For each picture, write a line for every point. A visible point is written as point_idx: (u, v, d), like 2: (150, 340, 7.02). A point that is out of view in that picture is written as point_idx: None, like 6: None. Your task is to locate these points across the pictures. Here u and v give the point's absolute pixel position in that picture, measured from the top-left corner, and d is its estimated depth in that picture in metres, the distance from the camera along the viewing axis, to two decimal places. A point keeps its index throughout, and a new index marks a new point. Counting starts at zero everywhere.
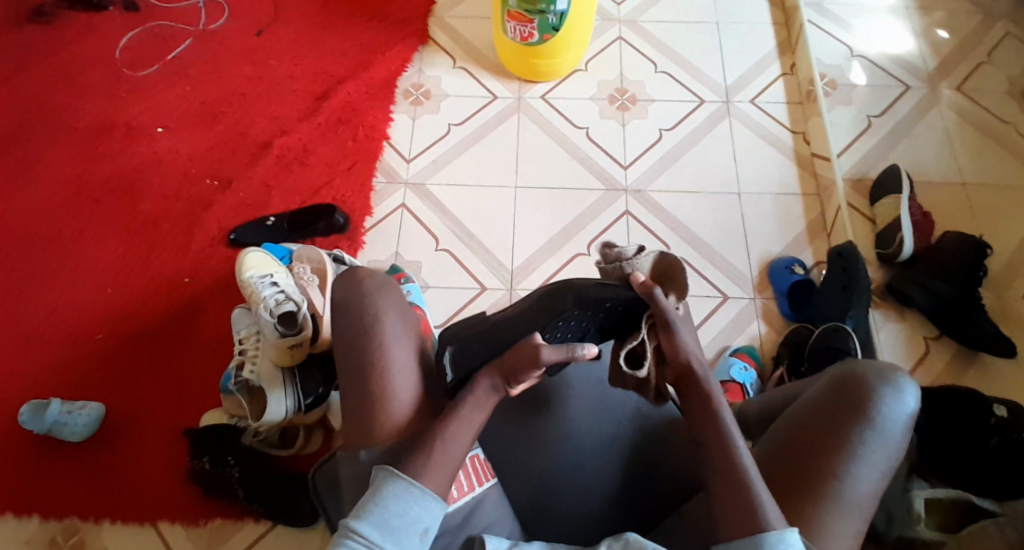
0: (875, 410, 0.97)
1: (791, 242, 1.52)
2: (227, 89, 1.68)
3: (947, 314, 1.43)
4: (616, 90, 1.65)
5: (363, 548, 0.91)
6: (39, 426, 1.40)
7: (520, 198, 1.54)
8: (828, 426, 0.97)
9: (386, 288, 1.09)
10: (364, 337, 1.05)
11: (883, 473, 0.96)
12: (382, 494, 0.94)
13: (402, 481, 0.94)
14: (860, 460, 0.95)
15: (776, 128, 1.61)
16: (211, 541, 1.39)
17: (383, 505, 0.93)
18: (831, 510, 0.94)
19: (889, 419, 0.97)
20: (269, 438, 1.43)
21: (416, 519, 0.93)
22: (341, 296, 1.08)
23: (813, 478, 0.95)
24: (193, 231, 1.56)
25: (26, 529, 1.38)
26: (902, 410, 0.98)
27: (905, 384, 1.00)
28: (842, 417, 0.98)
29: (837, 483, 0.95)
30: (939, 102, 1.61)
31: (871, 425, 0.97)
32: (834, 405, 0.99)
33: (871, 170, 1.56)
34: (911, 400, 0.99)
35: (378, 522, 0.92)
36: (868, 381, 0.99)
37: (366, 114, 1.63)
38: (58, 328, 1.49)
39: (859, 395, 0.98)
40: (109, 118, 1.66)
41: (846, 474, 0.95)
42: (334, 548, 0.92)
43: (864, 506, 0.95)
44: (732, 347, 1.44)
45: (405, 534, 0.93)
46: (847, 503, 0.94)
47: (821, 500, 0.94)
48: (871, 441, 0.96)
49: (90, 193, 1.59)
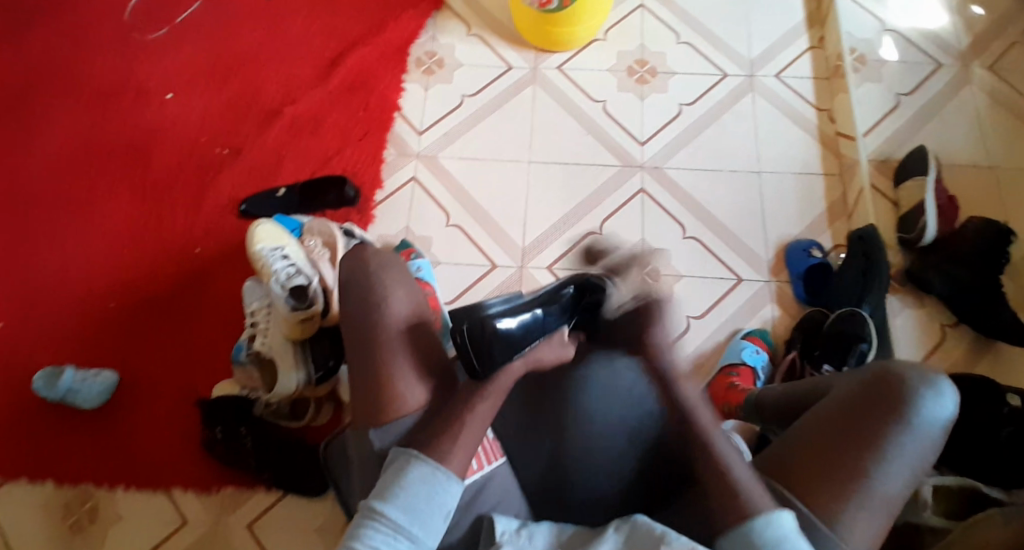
0: (912, 411, 0.94)
1: (810, 225, 1.48)
2: (235, 55, 1.66)
3: (970, 303, 1.37)
4: (636, 61, 1.62)
5: (389, 530, 0.89)
6: (52, 394, 1.40)
7: (533, 174, 1.52)
8: (860, 421, 0.95)
9: (392, 266, 1.07)
10: (368, 317, 1.03)
11: (914, 474, 0.93)
12: (407, 477, 0.92)
13: (428, 465, 0.92)
14: (890, 460, 0.93)
15: (800, 103, 1.58)
16: (223, 508, 1.39)
17: (409, 488, 0.91)
18: (854, 506, 0.91)
19: (926, 421, 0.94)
20: (280, 410, 1.41)
21: (441, 504, 0.91)
22: (346, 276, 1.07)
23: (840, 476, 0.92)
24: (200, 200, 1.55)
25: (41, 494, 1.39)
26: (940, 414, 0.95)
27: (945, 386, 0.96)
28: (876, 414, 0.95)
29: (865, 484, 0.92)
30: (971, 81, 1.56)
31: (906, 426, 0.94)
32: (868, 401, 0.96)
33: (898, 151, 1.51)
34: (950, 403, 0.95)
35: (404, 505, 0.90)
36: (907, 380, 0.96)
37: (375, 83, 1.61)
38: (68, 295, 1.49)
39: (896, 395, 0.95)
40: (118, 83, 1.65)
41: (873, 475, 0.92)
42: (358, 529, 0.90)
43: (890, 508, 0.92)
44: (744, 330, 1.40)
45: (431, 518, 0.90)
46: (873, 502, 0.92)
47: (845, 495, 0.91)
48: (904, 442, 0.93)
49: (99, 159, 1.58)
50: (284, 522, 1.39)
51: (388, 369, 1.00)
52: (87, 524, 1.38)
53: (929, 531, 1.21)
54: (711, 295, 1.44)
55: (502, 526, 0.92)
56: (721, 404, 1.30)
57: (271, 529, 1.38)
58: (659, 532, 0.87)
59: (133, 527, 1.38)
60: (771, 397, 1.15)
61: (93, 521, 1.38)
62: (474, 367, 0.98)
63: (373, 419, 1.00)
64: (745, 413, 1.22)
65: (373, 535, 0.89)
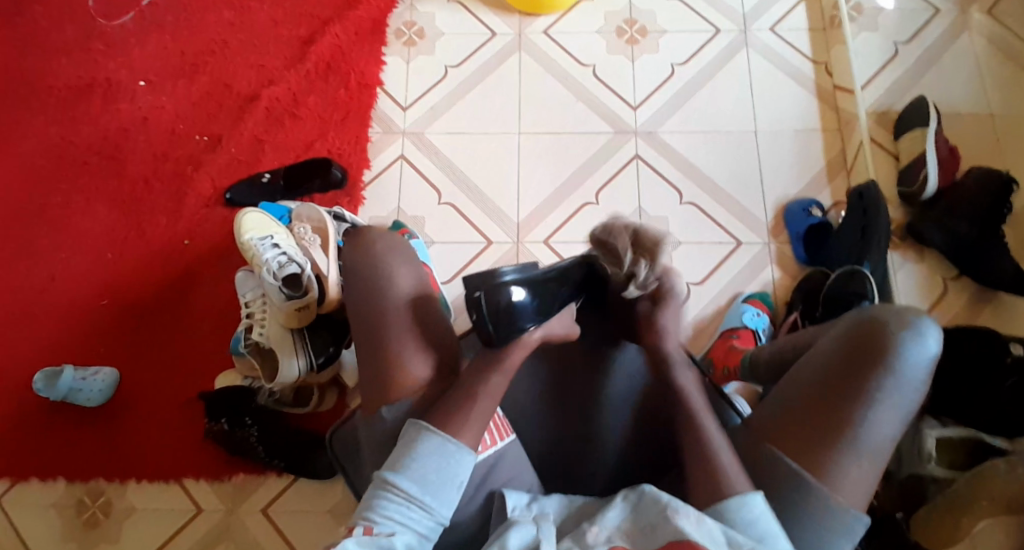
0: (894, 355, 0.91)
1: (808, 183, 1.45)
2: (208, 36, 1.61)
3: (971, 254, 1.35)
4: (624, 21, 1.56)
5: (402, 500, 0.90)
6: (54, 393, 1.39)
7: (524, 146, 1.48)
8: (843, 370, 0.92)
9: (394, 248, 1.05)
10: (374, 299, 1.02)
11: (902, 418, 0.91)
12: (417, 450, 0.92)
13: (438, 438, 0.93)
14: (875, 405, 0.90)
15: (797, 59, 1.53)
16: (236, 495, 1.40)
17: (420, 460, 0.92)
18: (843, 455, 0.89)
19: (910, 365, 0.91)
20: (284, 398, 1.42)
21: (453, 475, 0.92)
22: (349, 261, 1.05)
23: (824, 428, 0.91)
24: (187, 190, 1.52)
25: (54, 493, 1.40)
26: (923, 355, 0.92)
27: (925, 326, 0.93)
28: (857, 361, 0.92)
29: (849, 436, 0.90)
30: (970, 26, 1.50)
31: (890, 373, 0.90)
32: (849, 350, 0.93)
33: (897, 102, 1.47)
34: (934, 344, 0.92)
35: (416, 477, 0.91)
36: (886, 324, 0.93)
37: (356, 58, 1.56)
38: (61, 294, 1.48)
39: (878, 342, 0.92)
40: (90, 72, 1.60)
41: (859, 422, 0.90)
42: (372, 500, 0.91)
43: (877, 458, 0.90)
44: (745, 294, 1.39)
45: (444, 489, 0.91)
46: (862, 449, 0.89)
47: (832, 445, 0.90)
48: (888, 389, 0.90)
49: (79, 154, 1.55)
50: (297, 506, 1.40)
51: (390, 348, 1.00)
52: (101, 519, 1.39)
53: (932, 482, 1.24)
54: (711, 260, 1.42)
55: (513, 502, 0.94)
56: (722, 369, 1.28)
57: (285, 513, 1.39)
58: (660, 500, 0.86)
59: (149, 519, 1.39)
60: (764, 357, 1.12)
61: (107, 515, 1.39)
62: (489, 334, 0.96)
63: (382, 397, 1.00)
64: (743, 376, 1.20)
65: (387, 504, 0.90)
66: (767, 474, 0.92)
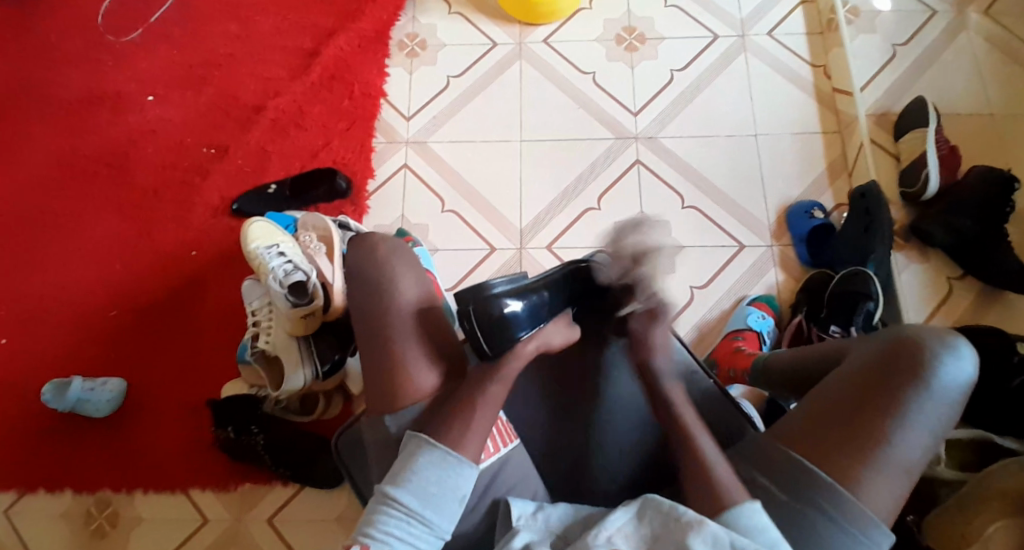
0: (930, 375, 0.94)
1: (810, 185, 1.46)
2: (213, 50, 1.63)
3: (973, 253, 1.35)
4: (623, 29, 1.58)
5: (402, 515, 0.92)
6: (62, 405, 1.40)
7: (526, 152, 1.50)
8: (879, 386, 0.94)
9: (397, 251, 1.08)
10: (378, 302, 1.04)
11: (934, 436, 0.93)
12: (418, 462, 0.94)
13: (438, 450, 0.95)
14: (910, 422, 0.93)
15: (796, 63, 1.54)
16: (243, 504, 1.40)
17: (421, 473, 0.94)
18: (873, 466, 0.92)
19: (946, 386, 0.94)
20: (289, 406, 1.44)
21: (453, 488, 0.94)
22: (352, 263, 1.07)
23: (856, 440, 0.93)
24: (194, 202, 1.54)
25: (62, 503, 1.41)
26: (959, 377, 0.95)
27: (962, 349, 0.96)
28: (895, 378, 0.94)
29: (883, 447, 0.92)
30: (966, 28, 1.51)
31: (926, 389, 0.94)
32: (888, 367, 0.95)
33: (896, 104, 1.48)
34: (970, 364, 0.96)
35: (416, 491, 0.93)
36: (924, 344, 0.96)
37: (359, 70, 1.58)
38: (69, 306, 1.49)
39: (916, 359, 0.95)
40: (98, 87, 1.63)
41: (892, 437, 0.92)
42: (373, 515, 0.93)
43: (906, 472, 0.92)
44: (750, 297, 1.39)
45: (445, 503, 0.93)
46: (894, 462, 0.92)
47: (863, 457, 0.92)
48: (923, 405, 0.93)
49: (86, 167, 1.57)
50: (303, 514, 1.40)
51: (395, 352, 1.02)
52: (109, 529, 1.39)
53: (942, 484, 1.22)
54: (715, 263, 1.42)
55: (518, 510, 0.95)
56: (727, 368, 1.29)
57: (292, 521, 1.39)
58: (665, 507, 0.89)
59: (156, 529, 1.39)
60: (778, 363, 1.15)
61: (115, 525, 1.39)
62: (483, 347, 1.01)
63: (388, 401, 1.01)
64: (751, 379, 1.22)
65: (387, 520, 0.92)
66: (801, 483, 0.93)
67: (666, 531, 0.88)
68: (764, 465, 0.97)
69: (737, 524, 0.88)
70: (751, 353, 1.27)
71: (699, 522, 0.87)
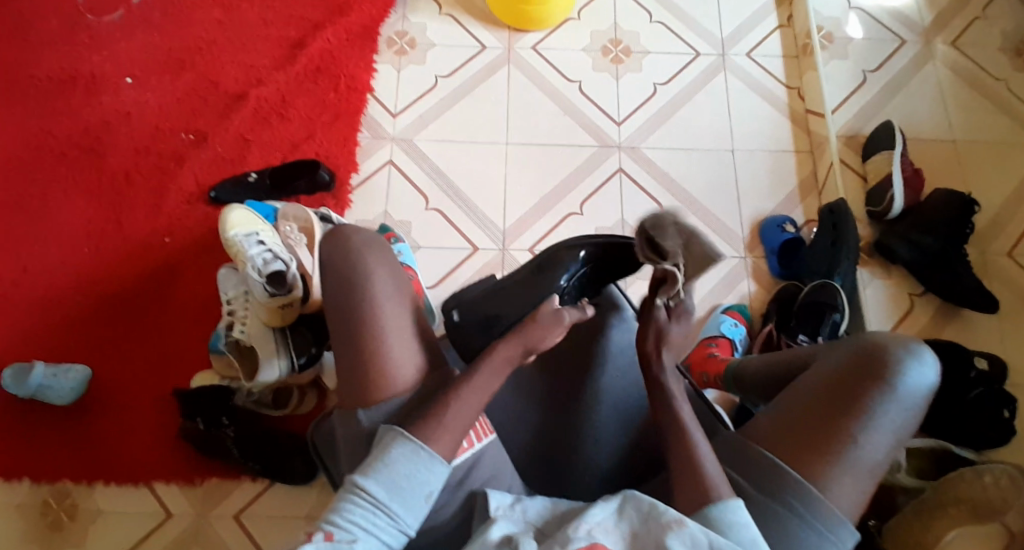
0: (895, 379, 0.98)
1: (782, 200, 1.51)
2: (197, 36, 1.62)
3: (934, 270, 1.41)
4: (609, 41, 1.62)
5: (369, 505, 0.91)
6: (22, 391, 1.36)
7: (511, 155, 1.52)
8: (847, 389, 0.98)
9: (373, 245, 1.07)
10: (351, 296, 1.03)
11: (896, 438, 0.97)
12: (389, 454, 0.94)
13: (412, 444, 0.94)
14: (875, 423, 0.96)
15: (771, 82, 1.60)
16: (207, 500, 1.37)
17: (392, 464, 0.93)
18: (840, 465, 0.95)
19: (909, 390, 0.98)
20: (262, 400, 1.40)
21: (423, 483, 0.93)
22: (328, 256, 1.07)
23: (824, 441, 0.96)
24: (170, 188, 1.51)
25: (17, 493, 1.36)
26: (921, 383, 0.99)
27: (925, 356, 1.00)
28: (862, 383, 0.98)
29: (849, 447, 0.96)
30: (932, 58, 1.59)
31: (891, 393, 0.98)
32: (855, 372, 0.99)
33: (865, 126, 1.55)
34: (931, 370, 1.00)
35: (386, 481, 0.92)
36: (889, 350, 1.00)
37: (347, 64, 1.59)
38: (33, 288, 1.45)
39: (881, 365, 0.99)
40: (74, 66, 1.60)
41: (858, 438, 0.96)
42: (340, 503, 0.92)
43: (869, 473, 0.96)
44: (723, 305, 1.43)
45: (413, 497, 0.93)
46: (858, 462, 0.96)
47: (830, 456, 0.96)
48: (887, 410, 0.97)
49: (58, 148, 1.53)
50: (270, 511, 1.37)
51: (370, 345, 1.01)
52: (66, 522, 1.35)
53: (902, 492, 1.27)
54: None
55: (496, 501, 0.95)
56: (699, 372, 1.32)
57: (259, 518, 1.37)
58: (646, 504, 0.89)
59: (116, 522, 1.35)
60: (752, 368, 1.18)
61: (73, 518, 1.35)
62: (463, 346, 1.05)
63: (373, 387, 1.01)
64: (725, 384, 1.25)
65: (353, 509, 0.91)
66: (772, 482, 0.96)
67: (646, 529, 0.88)
68: (738, 466, 0.99)
69: (724, 518, 0.89)
70: (724, 359, 1.30)
71: (678, 520, 0.87)
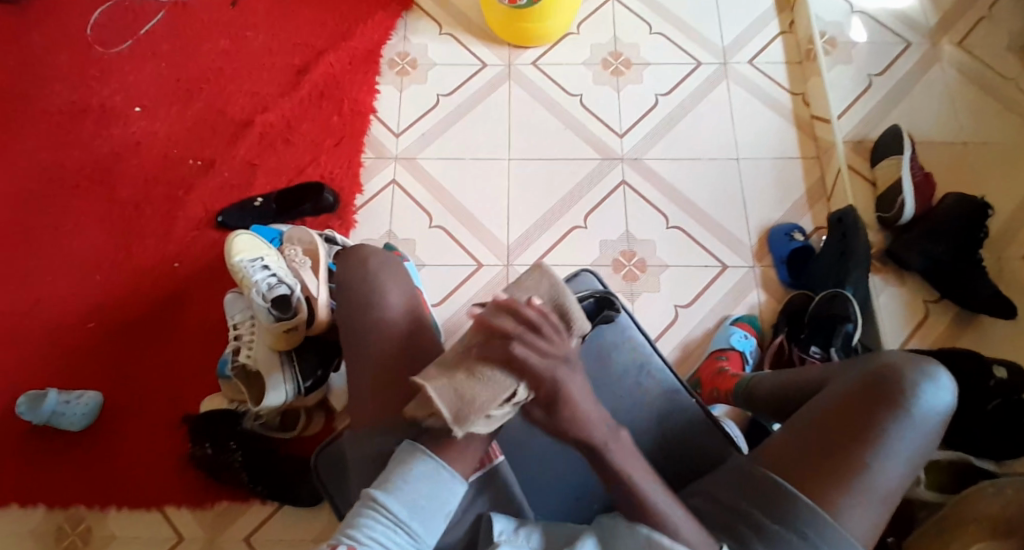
0: (910, 404, 0.95)
1: (789, 209, 1.49)
2: (203, 65, 1.64)
3: (947, 276, 1.38)
4: (610, 54, 1.62)
5: (389, 523, 0.90)
6: (36, 417, 1.37)
7: (513, 170, 1.52)
8: (861, 415, 0.95)
9: (388, 266, 1.09)
10: (366, 317, 1.05)
11: (912, 464, 0.94)
12: (409, 471, 0.92)
13: (433, 463, 0.93)
14: (891, 449, 0.94)
15: (775, 90, 1.59)
16: (218, 524, 1.37)
17: (412, 483, 0.92)
18: (854, 491, 0.92)
19: (925, 414, 0.95)
20: (270, 423, 1.40)
21: (442, 501, 0.92)
22: (343, 277, 1.08)
23: (838, 467, 0.93)
24: (179, 214, 1.53)
25: (32, 520, 1.37)
26: (938, 405, 0.96)
27: (940, 378, 0.98)
28: (875, 408, 0.95)
29: (863, 473, 0.93)
30: (939, 60, 1.57)
31: (906, 418, 0.95)
32: (869, 397, 0.96)
33: (872, 131, 1.52)
34: (948, 393, 0.97)
35: (407, 500, 0.91)
36: (905, 374, 0.97)
37: (349, 87, 1.60)
38: (47, 316, 1.47)
39: (897, 388, 0.96)
40: (85, 98, 1.63)
41: (873, 464, 0.93)
42: (358, 518, 0.90)
43: (885, 499, 0.93)
44: (732, 317, 1.41)
45: (432, 515, 0.91)
46: (874, 488, 0.92)
47: (844, 482, 0.92)
48: (903, 433, 0.94)
49: (71, 179, 1.56)
50: (280, 533, 1.37)
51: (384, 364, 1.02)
52: (79, 547, 1.35)
53: (922, 506, 1.23)
54: (697, 283, 1.45)
55: (500, 526, 0.92)
56: (710, 389, 1.30)
57: (269, 541, 1.36)
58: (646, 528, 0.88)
59: (129, 548, 1.36)
60: (762, 385, 1.16)
61: (86, 543, 1.36)
62: None
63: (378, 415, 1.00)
64: (735, 399, 1.22)
65: (373, 526, 0.89)
66: (783, 505, 0.93)
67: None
68: (750, 486, 0.96)
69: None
70: (735, 375, 1.27)
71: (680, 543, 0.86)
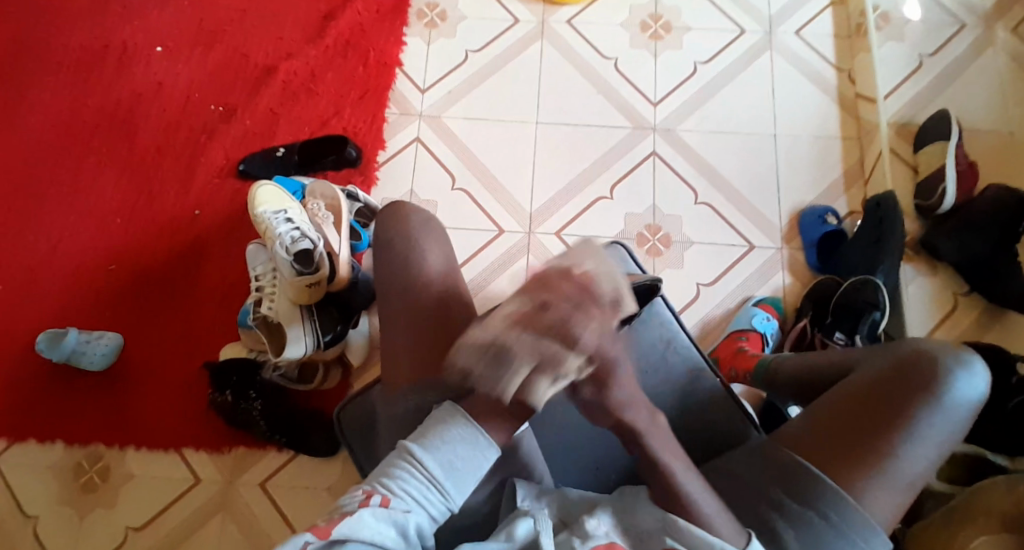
0: (942, 392, 0.93)
1: (824, 190, 1.44)
2: (228, 6, 1.60)
3: (982, 271, 1.34)
4: (649, 16, 1.55)
5: (423, 479, 0.84)
6: (57, 355, 1.39)
7: (541, 135, 1.48)
8: (892, 400, 0.93)
9: (428, 225, 1.07)
10: (405, 276, 1.03)
11: (940, 453, 0.92)
12: (449, 431, 0.86)
13: (473, 428, 0.86)
14: (920, 437, 0.91)
15: (819, 64, 1.52)
16: (235, 468, 1.39)
17: (451, 443, 0.85)
18: (880, 478, 0.90)
19: (957, 403, 0.93)
20: (289, 375, 1.40)
21: (479, 467, 0.86)
22: (384, 233, 1.06)
23: (864, 452, 0.91)
24: (200, 159, 1.51)
25: (51, 455, 1.39)
26: (969, 394, 0.93)
27: (973, 366, 0.95)
28: (906, 395, 0.93)
29: (889, 460, 0.91)
30: (994, 44, 1.48)
31: (937, 406, 0.92)
32: (901, 382, 0.94)
33: (918, 114, 1.46)
34: (982, 381, 0.94)
35: (444, 459, 0.85)
36: (937, 360, 0.94)
37: (376, 36, 1.55)
38: (68, 256, 1.47)
39: (929, 374, 0.93)
40: (108, 35, 1.59)
41: (900, 451, 0.91)
42: (392, 468, 0.85)
43: (910, 486, 0.91)
44: (756, 298, 1.38)
45: (467, 478, 0.86)
46: (900, 475, 0.91)
47: (871, 467, 0.91)
48: (932, 422, 0.92)
49: (93, 117, 1.54)
50: (294, 481, 1.38)
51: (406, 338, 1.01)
52: (98, 484, 1.38)
53: (930, 497, 1.21)
54: (723, 261, 1.41)
55: (523, 491, 0.92)
56: (729, 368, 1.27)
57: (283, 488, 1.38)
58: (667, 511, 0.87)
59: (145, 487, 1.38)
60: (784, 369, 1.13)
61: (104, 480, 1.38)
62: None
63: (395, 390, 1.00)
64: (754, 379, 1.20)
65: (407, 478, 0.84)
66: (809, 490, 0.92)
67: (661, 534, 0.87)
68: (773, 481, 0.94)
69: None
70: (754, 355, 1.25)
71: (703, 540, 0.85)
